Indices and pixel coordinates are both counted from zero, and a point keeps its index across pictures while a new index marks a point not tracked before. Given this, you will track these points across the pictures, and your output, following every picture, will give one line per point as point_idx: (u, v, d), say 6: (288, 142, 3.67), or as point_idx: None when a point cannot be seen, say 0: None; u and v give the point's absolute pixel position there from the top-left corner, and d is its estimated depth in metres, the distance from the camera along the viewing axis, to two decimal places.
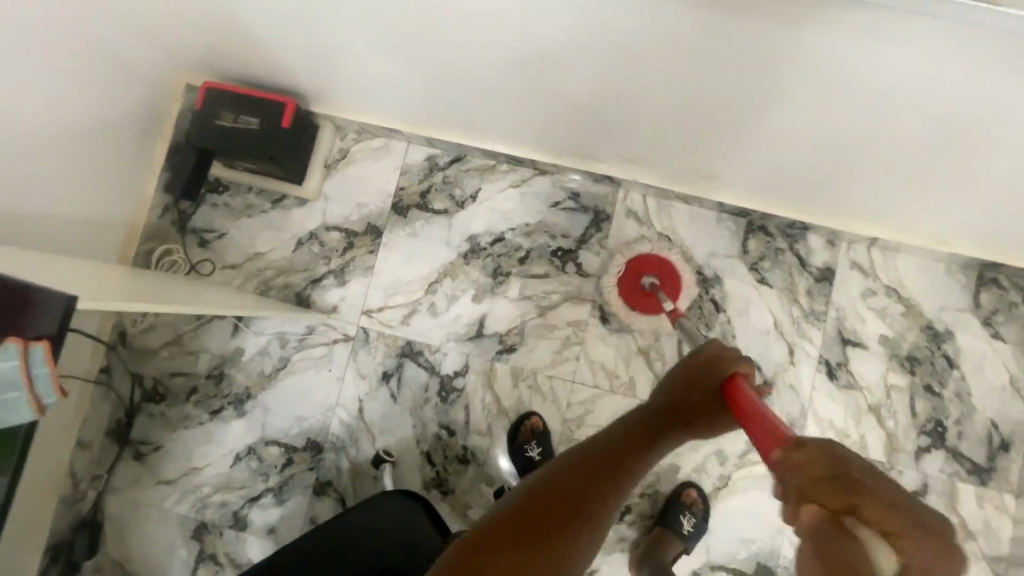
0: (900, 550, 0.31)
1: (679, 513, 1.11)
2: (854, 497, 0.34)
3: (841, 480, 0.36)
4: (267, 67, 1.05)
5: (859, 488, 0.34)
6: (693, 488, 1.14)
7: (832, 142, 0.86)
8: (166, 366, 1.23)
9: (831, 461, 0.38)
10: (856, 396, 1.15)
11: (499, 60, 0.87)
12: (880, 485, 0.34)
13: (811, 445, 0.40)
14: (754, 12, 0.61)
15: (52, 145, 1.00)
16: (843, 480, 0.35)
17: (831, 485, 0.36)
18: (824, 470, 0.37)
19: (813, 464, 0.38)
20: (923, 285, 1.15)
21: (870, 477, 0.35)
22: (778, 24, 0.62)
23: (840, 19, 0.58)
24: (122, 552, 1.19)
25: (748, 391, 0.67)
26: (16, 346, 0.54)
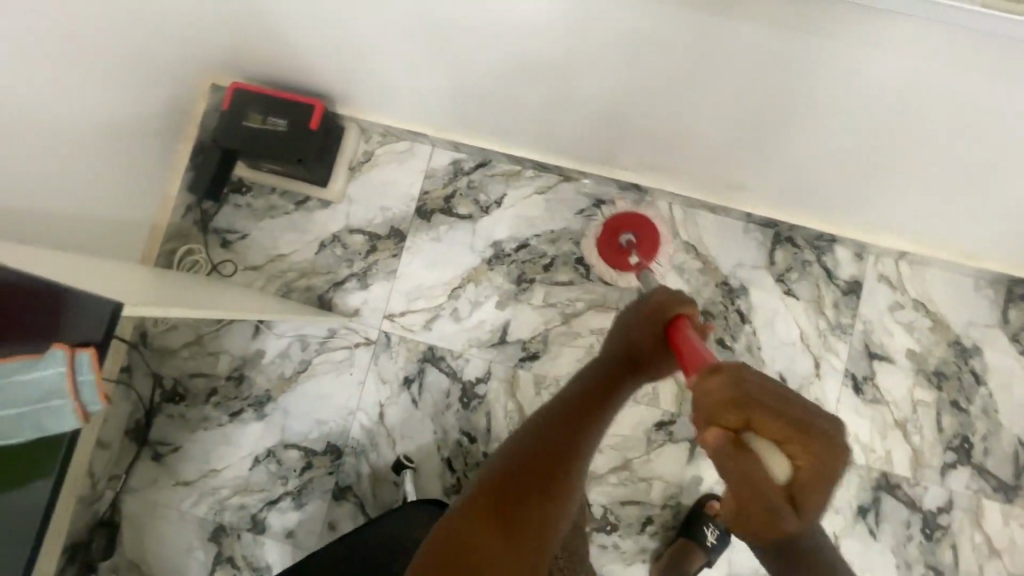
0: (786, 453, 0.46)
1: (702, 525, 1.10)
2: (751, 419, 0.47)
3: (744, 408, 0.47)
4: (296, 69, 1.05)
5: (755, 412, 0.46)
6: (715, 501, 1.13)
7: (870, 156, 0.85)
8: (187, 366, 1.23)
9: (740, 389, 0.48)
10: (881, 410, 1.14)
11: (533, 69, 0.87)
12: (772, 402, 0.47)
13: (720, 371, 0.50)
14: (799, 28, 0.61)
15: (79, 145, 0.99)
16: (750, 408, 0.47)
17: (735, 412, 0.47)
18: (735, 398, 0.47)
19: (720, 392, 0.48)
20: (951, 300, 1.14)
21: (769, 397, 0.47)
22: (823, 39, 0.62)
23: (890, 36, 0.57)
24: (139, 553, 1.19)
25: (688, 332, 0.69)
26: (64, 352, 0.60)
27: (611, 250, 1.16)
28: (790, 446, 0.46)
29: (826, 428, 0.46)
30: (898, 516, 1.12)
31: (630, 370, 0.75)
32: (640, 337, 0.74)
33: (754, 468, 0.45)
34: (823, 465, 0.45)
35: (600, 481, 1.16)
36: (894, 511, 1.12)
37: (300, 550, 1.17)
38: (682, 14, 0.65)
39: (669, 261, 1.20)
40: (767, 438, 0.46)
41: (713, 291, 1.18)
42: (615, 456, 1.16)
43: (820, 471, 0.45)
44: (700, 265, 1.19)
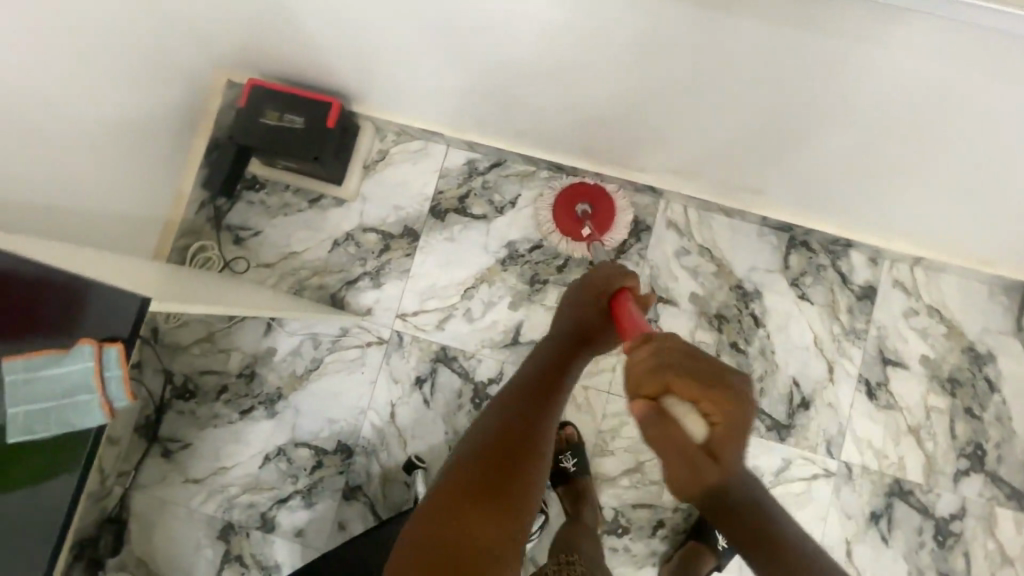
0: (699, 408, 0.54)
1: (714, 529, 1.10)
2: (672, 384, 0.55)
3: (665, 375, 0.55)
4: (314, 67, 1.05)
5: (674, 377, 0.55)
6: None
7: (891, 162, 0.85)
8: (197, 363, 1.22)
9: (660, 358, 0.56)
10: (894, 416, 1.14)
11: (554, 71, 0.87)
12: (688, 368, 0.55)
13: (645, 345, 0.58)
14: (829, 32, 0.61)
15: (96, 139, 0.99)
16: (670, 374, 0.55)
17: (658, 379, 0.55)
18: (658, 367, 0.56)
19: (646, 361, 0.57)
20: (966, 306, 1.14)
21: (684, 364, 0.55)
22: (853, 43, 0.61)
23: (922, 41, 0.58)
24: (147, 550, 1.18)
25: (625, 301, 0.80)
26: (91, 347, 0.60)
27: (568, 218, 1.17)
28: (707, 405, 0.53)
29: (735, 386, 0.54)
30: (910, 522, 1.11)
31: (580, 342, 0.86)
32: (581, 309, 0.86)
33: (677, 427, 0.53)
34: (734, 418, 0.53)
35: (611, 483, 1.15)
36: (907, 517, 1.11)
37: (310, 549, 1.16)
38: (710, 18, 0.65)
39: (683, 264, 1.20)
40: (688, 400, 0.54)
41: (727, 294, 1.18)
42: (627, 458, 1.15)
43: (733, 424, 0.53)
44: (714, 268, 1.19)
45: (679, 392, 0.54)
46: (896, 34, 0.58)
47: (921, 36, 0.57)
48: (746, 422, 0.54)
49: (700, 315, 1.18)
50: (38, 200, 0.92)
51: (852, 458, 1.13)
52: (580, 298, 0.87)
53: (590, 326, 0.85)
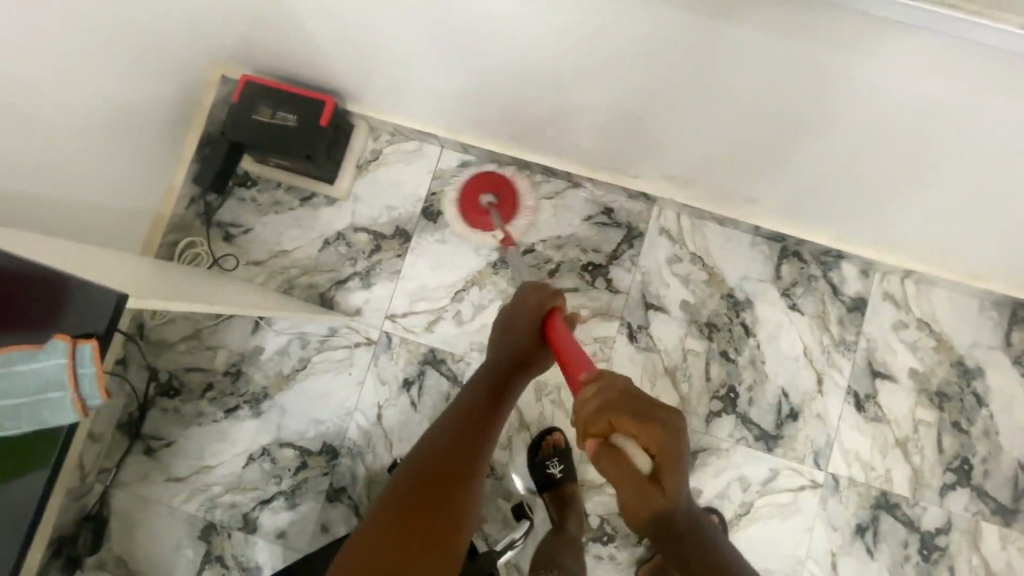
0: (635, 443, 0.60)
1: None
2: (614, 423, 0.61)
3: (608, 416, 0.61)
4: (310, 65, 1.04)
5: (616, 418, 0.60)
6: (715, 515, 1.10)
7: (883, 174, 0.85)
8: (183, 360, 1.21)
9: (602, 398, 0.63)
10: (882, 429, 1.14)
11: (551, 75, 0.87)
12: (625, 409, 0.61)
13: (592, 385, 0.65)
14: (828, 42, 0.60)
15: (87, 130, 0.98)
16: (612, 415, 0.61)
17: (602, 418, 0.62)
18: (602, 408, 0.62)
19: (590, 404, 0.63)
20: (955, 321, 1.15)
21: (625, 406, 0.61)
22: (851, 53, 0.61)
23: (919, 53, 0.57)
24: (126, 549, 1.16)
25: (559, 326, 0.84)
26: (65, 344, 0.58)
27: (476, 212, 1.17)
28: (643, 440, 0.60)
29: (667, 422, 0.60)
30: (896, 536, 1.11)
31: (518, 359, 0.91)
32: (513, 328, 0.91)
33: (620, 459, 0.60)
34: (669, 450, 0.60)
35: (597, 490, 1.15)
36: (893, 530, 1.11)
37: (291, 551, 1.15)
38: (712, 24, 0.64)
39: (675, 271, 1.19)
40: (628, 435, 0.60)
41: (718, 303, 1.18)
42: None
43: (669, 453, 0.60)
44: (706, 277, 1.19)
45: (621, 431, 0.60)
46: (895, 44, 0.57)
47: (919, 47, 0.56)
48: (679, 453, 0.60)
49: (690, 323, 1.18)
50: (25, 190, 0.91)
51: (839, 469, 1.13)
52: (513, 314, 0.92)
53: (525, 345, 0.91)
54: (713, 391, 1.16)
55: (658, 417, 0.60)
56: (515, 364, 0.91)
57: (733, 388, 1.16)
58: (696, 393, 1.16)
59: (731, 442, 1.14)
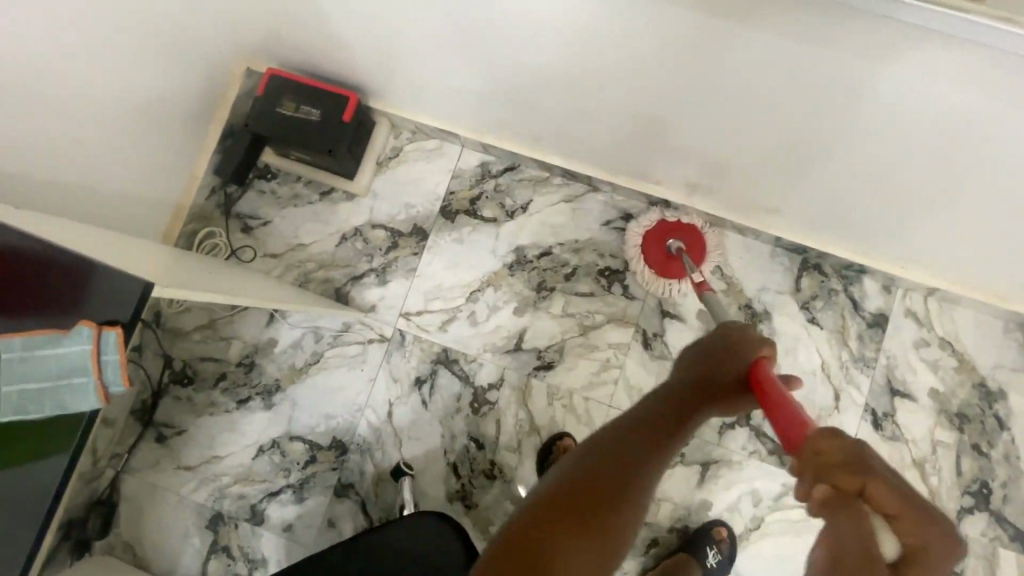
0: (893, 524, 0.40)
1: (706, 547, 1.07)
2: (872, 486, 0.41)
3: (861, 471, 0.42)
4: (335, 61, 1.05)
5: (879, 479, 0.41)
6: (722, 526, 1.09)
7: (912, 190, 0.83)
8: (198, 350, 1.21)
9: (850, 452, 0.44)
10: (899, 449, 1.11)
11: (575, 77, 0.86)
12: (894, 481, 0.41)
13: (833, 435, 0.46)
14: (863, 54, 0.60)
15: (111, 118, 0.99)
16: (867, 470, 0.42)
17: (855, 473, 0.42)
18: (852, 460, 0.43)
19: (834, 451, 0.45)
20: (978, 341, 1.12)
21: (887, 469, 0.42)
22: (888, 64, 0.60)
23: (957, 67, 0.56)
24: (135, 535, 1.17)
25: (772, 376, 0.65)
26: (90, 331, 0.59)
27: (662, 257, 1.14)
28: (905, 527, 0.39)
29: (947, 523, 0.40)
30: None
31: (704, 392, 0.70)
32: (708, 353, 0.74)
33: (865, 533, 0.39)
34: (934, 562, 0.39)
35: None
36: None
37: (297, 545, 1.15)
38: (740, 31, 0.64)
39: None
40: (883, 512, 0.40)
41: (736, 314, 1.17)
42: None
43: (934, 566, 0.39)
44: (724, 286, 1.18)
45: (878, 500, 0.40)
46: (930, 55, 0.56)
47: (956, 59, 0.55)
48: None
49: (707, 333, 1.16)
50: (49, 174, 0.92)
51: None
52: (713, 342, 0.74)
53: (722, 384, 0.69)
54: None
55: (932, 506, 0.40)
56: (700, 395, 0.69)
57: None
58: None
59: (744, 455, 1.12)
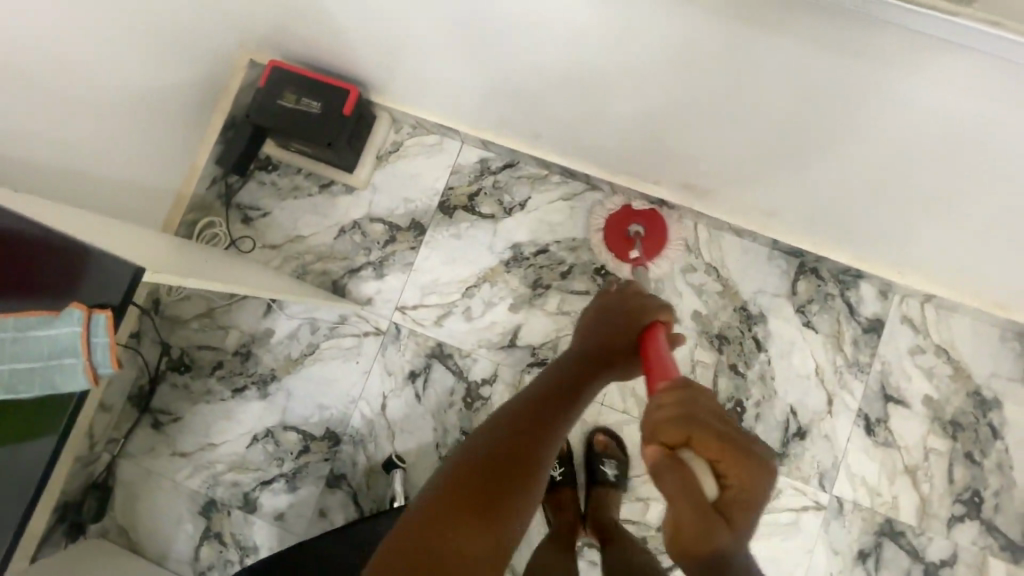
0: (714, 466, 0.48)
1: (598, 463, 1.11)
2: (696, 437, 0.49)
3: (691, 428, 0.49)
4: (338, 55, 1.05)
5: (699, 429, 0.49)
6: (600, 433, 1.14)
7: (907, 194, 0.83)
8: (196, 338, 1.23)
9: (684, 410, 0.51)
10: (891, 455, 1.11)
11: (574, 77, 0.87)
12: (719, 429, 0.49)
13: (673, 393, 0.53)
14: (860, 55, 0.59)
15: (116, 106, 1.00)
16: (694, 425, 0.49)
17: (681, 428, 0.49)
18: (681, 416, 0.50)
19: (667, 408, 0.51)
20: (974, 349, 1.12)
21: (713, 421, 0.50)
22: (885, 66, 0.60)
23: (952, 70, 0.56)
24: (129, 519, 1.18)
25: (661, 337, 0.74)
26: (81, 313, 0.60)
27: (621, 239, 1.16)
28: (724, 466, 0.48)
29: (753, 451, 0.49)
30: (898, 564, 1.08)
31: (598, 362, 0.80)
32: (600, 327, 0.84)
33: (688, 479, 0.47)
34: (746, 488, 0.48)
35: None
36: (895, 558, 1.09)
37: (288, 533, 1.16)
38: (736, 32, 0.64)
39: (689, 281, 1.18)
40: (705, 455, 0.48)
41: (731, 315, 1.17)
42: None
43: (749, 490, 0.48)
44: (720, 288, 1.18)
45: (701, 450, 0.48)
46: (922, 58, 0.57)
47: (949, 62, 0.55)
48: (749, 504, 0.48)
49: (701, 333, 1.17)
50: (53, 159, 0.94)
51: (844, 492, 1.11)
52: (608, 312, 0.85)
53: (617, 350, 0.80)
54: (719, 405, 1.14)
55: (743, 442, 0.49)
56: (590, 368, 0.80)
57: (741, 402, 1.14)
58: None
59: None
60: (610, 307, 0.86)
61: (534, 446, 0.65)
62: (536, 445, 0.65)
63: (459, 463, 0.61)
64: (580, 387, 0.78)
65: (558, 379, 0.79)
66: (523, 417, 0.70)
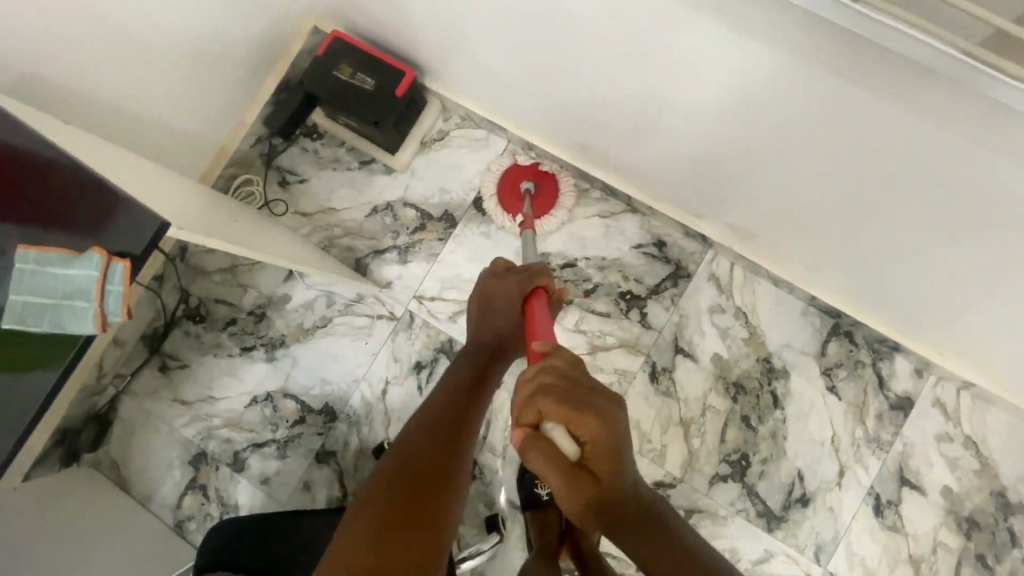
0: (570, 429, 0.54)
1: None
2: (546, 409, 0.54)
3: (541, 400, 0.54)
4: (402, 35, 1.04)
5: (546, 404, 0.54)
6: None
7: (971, 278, 0.77)
8: (214, 291, 1.23)
9: (535, 383, 0.56)
10: (897, 541, 1.05)
11: (641, 97, 0.84)
12: (567, 396, 0.54)
13: (529, 371, 0.58)
14: (958, 113, 0.55)
15: (176, 54, 1.01)
16: (545, 402, 0.54)
17: (534, 406, 0.55)
18: (535, 393, 0.55)
19: (527, 387, 0.56)
20: (1007, 448, 1.05)
21: (564, 389, 0.55)
22: (988, 128, 0.54)
23: None
24: (121, 455, 1.20)
25: (541, 304, 0.81)
26: (100, 258, 0.62)
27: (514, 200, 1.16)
28: (576, 427, 0.54)
29: (603, 408, 0.54)
30: None
31: (496, 347, 0.84)
32: (496, 308, 0.86)
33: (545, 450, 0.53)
34: (602, 440, 0.54)
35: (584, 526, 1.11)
36: None
37: (271, 499, 1.16)
38: (833, 73, 0.59)
39: (715, 322, 1.14)
40: (559, 424, 0.54)
41: (753, 365, 1.12)
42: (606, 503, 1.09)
43: (603, 442, 0.54)
44: (746, 334, 1.13)
45: (553, 419, 0.54)
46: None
47: None
48: (611, 450, 0.54)
49: (717, 378, 1.12)
50: (96, 87, 0.93)
51: (839, 570, 1.06)
52: (494, 295, 0.87)
53: (506, 331, 0.85)
54: (724, 455, 1.10)
55: (595, 401, 0.55)
56: (488, 352, 0.83)
57: (747, 456, 1.10)
58: (707, 451, 1.10)
59: (730, 511, 1.08)
60: (495, 287, 0.87)
61: (453, 436, 0.68)
62: (453, 437, 0.68)
63: (380, 483, 0.59)
64: (484, 372, 0.81)
65: (462, 373, 0.81)
66: (434, 416, 0.71)
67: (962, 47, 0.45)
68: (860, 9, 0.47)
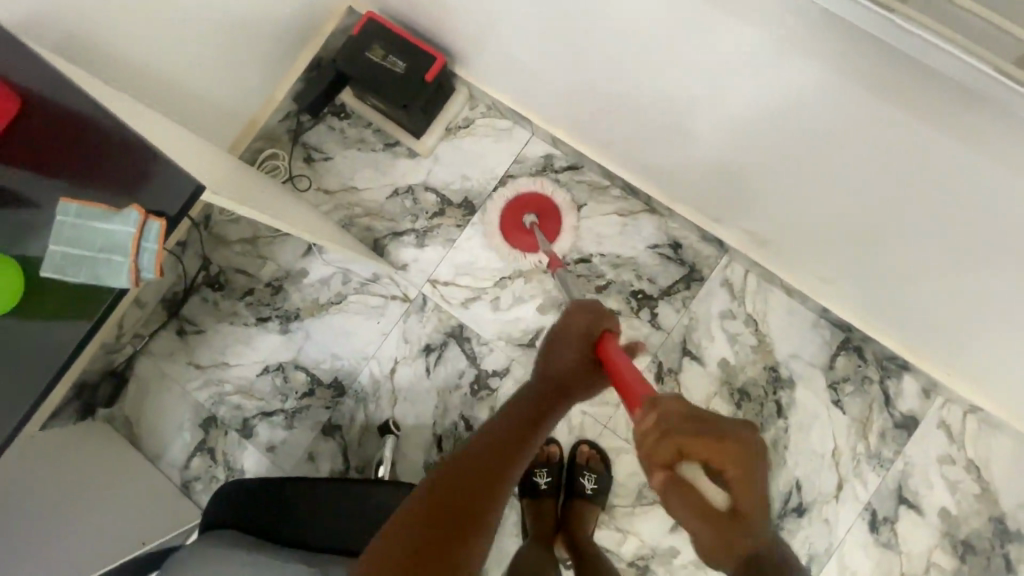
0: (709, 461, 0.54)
1: (579, 474, 1.09)
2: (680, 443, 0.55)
3: (671, 433, 0.56)
4: (435, 21, 1.06)
5: (679, 439, 0.55)
6: (586, 445, 1.13)
7: (987, 301, 0.77)
8: (234, 261, 1.26)
9: (661, 421, 0.57)
10: (890, 557, 1.06)
11: (669, 98, 0.84)
12: (698, 429, 0.56)
13: (649, 414, 0.59)
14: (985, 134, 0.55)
15: (215, 26, 1.03)
16: (680, 437, 0.55)
17: (667, 445, 0.56)
18: (666, 432, 0.56)
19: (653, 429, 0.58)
20: (1010, 475, 1.05)
21: (693, 423, 0.56)
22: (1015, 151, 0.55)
23: None
24: (135, 412, 1.24)
25: (614, 347, 0.78)
26: (137, 216, 0.65)
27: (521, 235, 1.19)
28: (712, 457, 0.54)
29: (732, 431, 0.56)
30: None
31: (559, 385, 0.83)
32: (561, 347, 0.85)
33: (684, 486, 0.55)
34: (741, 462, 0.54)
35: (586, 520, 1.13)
36: None
37: (276, 467, 1.19)
38: (865, 87, 0.59)
39: (724, 327, 1.14)
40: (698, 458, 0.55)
41: (759, 372, 1.12)
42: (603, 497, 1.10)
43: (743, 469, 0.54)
44: (755, 342, 1.13)
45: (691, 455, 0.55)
46: None
47: None
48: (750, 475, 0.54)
49: (723, 382, 1.13)
50: (136, 52, 0.96)
51: None
52: (559, 334, 0.86)
53: (571, 368, 0.83)
54: None
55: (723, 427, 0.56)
56: (552, 388, 0.82)
57: None
58: None
59: None
60: (562, 327, 0.86)
61: (502, 462, 0.67)
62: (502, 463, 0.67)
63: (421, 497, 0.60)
64: (545, 407, 0.80)
65: (523, 403, 0.81)
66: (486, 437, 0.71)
67: (995, 64, 0.45)
68: (895, 22, 0.47)
